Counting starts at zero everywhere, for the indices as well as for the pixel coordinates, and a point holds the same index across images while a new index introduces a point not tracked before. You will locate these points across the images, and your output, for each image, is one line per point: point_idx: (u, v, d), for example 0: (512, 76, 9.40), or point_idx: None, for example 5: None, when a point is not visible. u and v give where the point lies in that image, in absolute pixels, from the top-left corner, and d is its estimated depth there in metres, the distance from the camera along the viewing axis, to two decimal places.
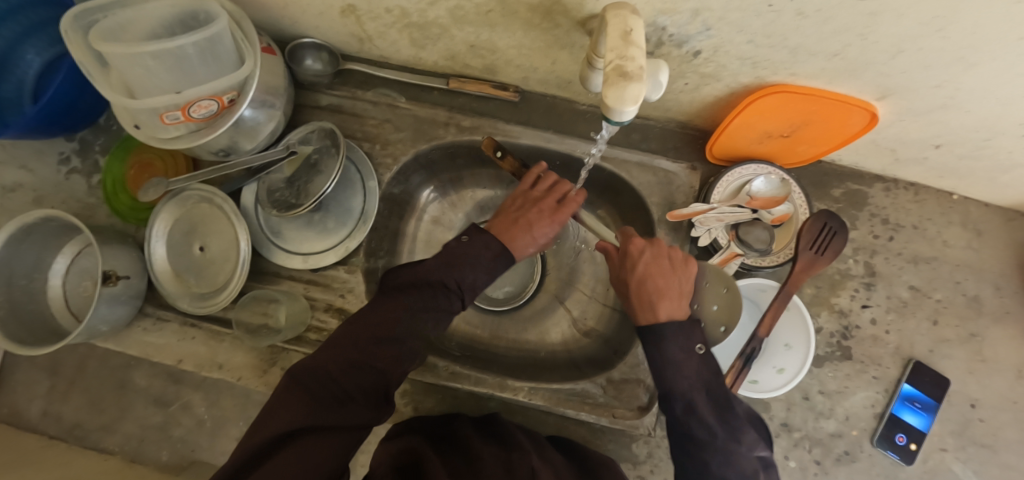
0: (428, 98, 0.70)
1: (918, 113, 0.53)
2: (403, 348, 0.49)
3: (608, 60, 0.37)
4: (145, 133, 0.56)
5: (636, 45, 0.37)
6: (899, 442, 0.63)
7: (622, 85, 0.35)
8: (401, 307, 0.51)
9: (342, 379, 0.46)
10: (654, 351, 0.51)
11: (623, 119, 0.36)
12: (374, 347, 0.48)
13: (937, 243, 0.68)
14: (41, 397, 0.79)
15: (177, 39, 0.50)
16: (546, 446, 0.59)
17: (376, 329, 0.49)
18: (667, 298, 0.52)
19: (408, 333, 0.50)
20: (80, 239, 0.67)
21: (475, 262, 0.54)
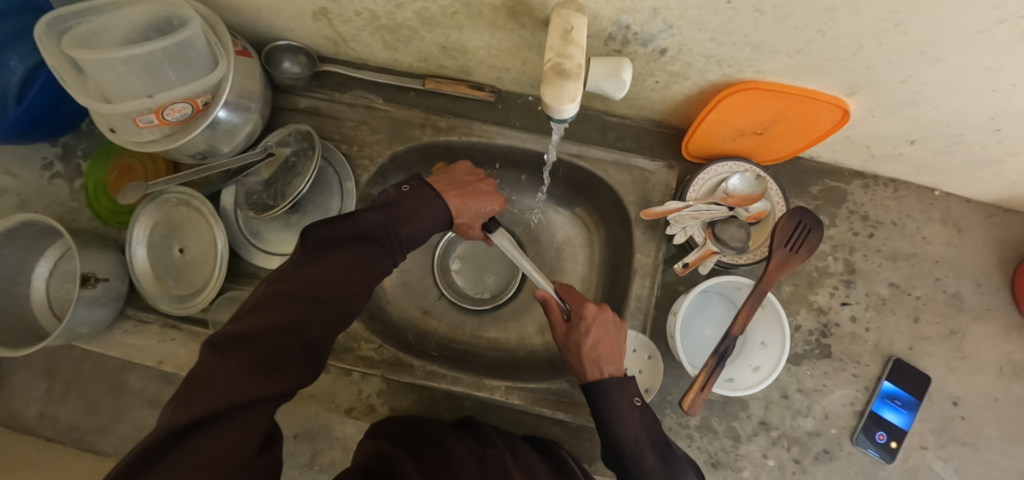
0: (404, 99, 0.70)
1: (887, 109, 0.53)
2: (335, 312, 0.48)
3: (549, 59, 0.40)
4: (121, 137, 0.57)
5: (575, 44, 0.40)
6: (880, 439, 0.63)
7: (558, 85, 0.39)
8: (345, 263, 0.49)
9: (274, 344, 0.42)
10: (600, 404, 0.52)
11: (564, 117, 0.40)
12: (316, 305, 0.46)
13: (917, 239, 0.68)
14: (33, 401, 0.79)
15: (149, 43, 0.51)
16: (520, 442, 0.60)
17: (320, 285, 0.47)
18: (610, 362, 0.54)
19: (345, 295, 0.48)
20: (62, 243, 0.68)
21: (417, 213, 0.55)
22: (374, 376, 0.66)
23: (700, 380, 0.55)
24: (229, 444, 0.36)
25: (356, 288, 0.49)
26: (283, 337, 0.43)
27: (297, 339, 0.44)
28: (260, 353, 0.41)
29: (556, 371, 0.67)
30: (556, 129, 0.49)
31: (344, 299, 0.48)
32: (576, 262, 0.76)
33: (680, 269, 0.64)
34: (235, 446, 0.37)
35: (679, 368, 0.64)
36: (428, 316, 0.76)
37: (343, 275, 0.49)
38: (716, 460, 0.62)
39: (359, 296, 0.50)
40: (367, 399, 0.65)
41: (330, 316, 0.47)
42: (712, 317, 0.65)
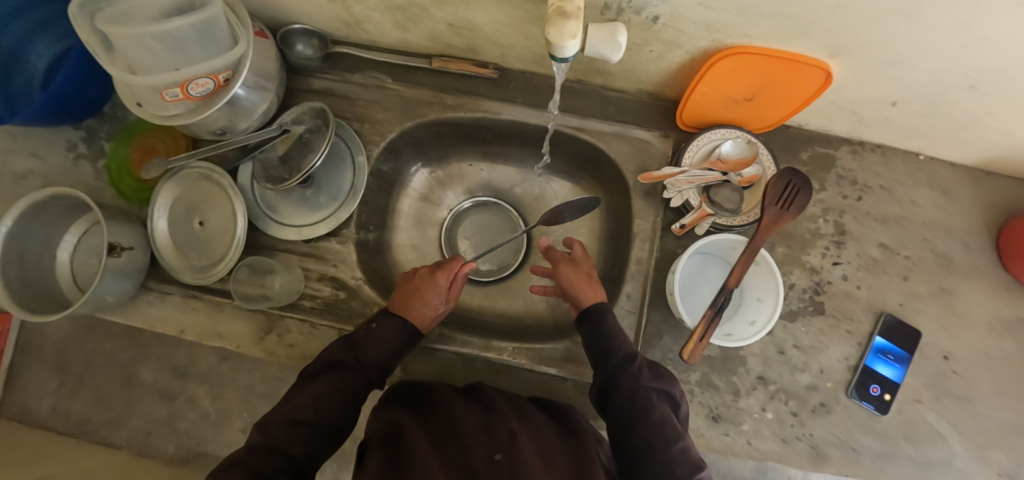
0: (413, 79, 0.73)
1: (869, 70, 0.56)
2: (320, 431, 0.52)
3: (551, 2, 0.40)
4: (148, 111, 0.60)
5: None
6: (874, 392, 0.65)
7: (561, 24, 0.39)
8: (314, 389, 0.54)
9: (259, 461, 0.47)
10: (597, 333, 0.59)
11: (566, 55, 0.41)
12: (298, 423, 0.51)
13: (906, 202, 0.71)
14: (49, 395, 0.81)
15: (175, 20, 0.54)
16: (529, 409, 0.61)
17: (298, 409, 0.52)
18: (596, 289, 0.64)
19: (323, 415, 0.53)
20: (87, 219, 0.72)
21: (381, 336, 0.59)
22: None
23: (698, 333, 0.57)
24: None
25: (337, 407, 0.54)
26: (265, 456, 0.48)
27: (284, 460, 0.48)
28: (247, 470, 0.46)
29: (563, 334, 0.70)
30: (558, 73, 0.50)
31: (320, 414, 0.53)
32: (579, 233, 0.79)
33: (676, 230, 0.67)
34: None
35: (679, 326, 0.67)
36: None
37: (321, 399, 0.53)
38: (717, 414, 0.65)
39: (341, 411, 0.54)
40: None
41: (314, 436, 0.51)
42: (710, 278, 0.68)
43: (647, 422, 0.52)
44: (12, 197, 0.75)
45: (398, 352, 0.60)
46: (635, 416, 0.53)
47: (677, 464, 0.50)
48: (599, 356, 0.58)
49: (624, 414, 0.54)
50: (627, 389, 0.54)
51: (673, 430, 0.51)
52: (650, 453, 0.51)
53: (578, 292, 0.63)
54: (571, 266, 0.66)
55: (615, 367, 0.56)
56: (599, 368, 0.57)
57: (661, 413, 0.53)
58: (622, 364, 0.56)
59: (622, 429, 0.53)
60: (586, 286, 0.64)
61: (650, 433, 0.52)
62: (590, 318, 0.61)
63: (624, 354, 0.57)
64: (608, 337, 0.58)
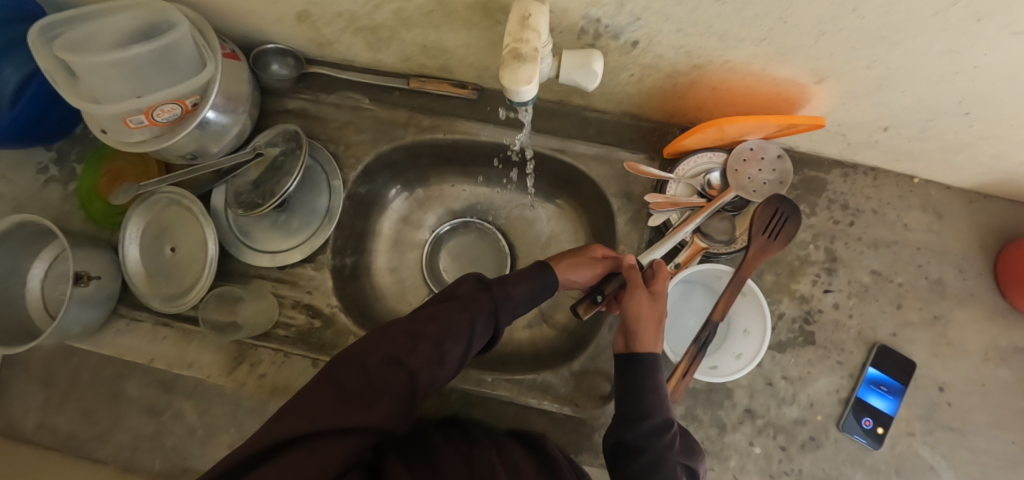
0: (390, 99, 0.71)
1: (855, 96, 0.54)
2: (436, 354, 0.52)
3: (506, 44, 0.38)
4: (113, 138, 0.58)
5: (533, 29, 0.38)
6: (866, 426, 0.63)
7: (515, 69, 0.37)
8: (441, 313, 0.55)
9: (379, 372, 0.50)
10: (629, 377, 0.53)
11: (523, 99, 0.39)
12: (415, 343, 0.52)
13: (898, 226, 0.68)
14: None
15: (133, 48, 0.52)
16: (505, 438, 0.58)
17: (421, 327, 0.53)
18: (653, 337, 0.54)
19: (447, 338, 0.53)
20: (56, 246, 0.70)
21: (524, 274, 0.60)
22: None
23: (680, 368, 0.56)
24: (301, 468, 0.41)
25: (459, 332, 0.54)
26: (384, 370, 0.50)
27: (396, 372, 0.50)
28: (363, 378, 0.49)
29: (543, 364, 0.69)
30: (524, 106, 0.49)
31: (436, 344, 0.53)
32: None
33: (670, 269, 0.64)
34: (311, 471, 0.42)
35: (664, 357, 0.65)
36: None
37: (447, 321, 0.54)
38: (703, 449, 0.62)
39: (458, 341, 0.54)
40: None
41: (432, 356, 0.52)
42: (695, 307, 0.65)
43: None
44: None
45: (532, 294, 0.60)
46: None
47: None
48: (631, 411, 0.51)
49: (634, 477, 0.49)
50: (652, 456, 0.49)
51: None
52: None
53: (635, 329, 0.54)
54: (647, 299, 0.56)
55: (646, 430, 0.50)
56: (626, 423, 0.51)
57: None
58: (655, 432, 0.50)
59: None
60: (652, 329, 0.54)
61: None
62: (636, 366, 0.53)
63: (662, 419, 0.51)
64: (647, 396, 0.51)
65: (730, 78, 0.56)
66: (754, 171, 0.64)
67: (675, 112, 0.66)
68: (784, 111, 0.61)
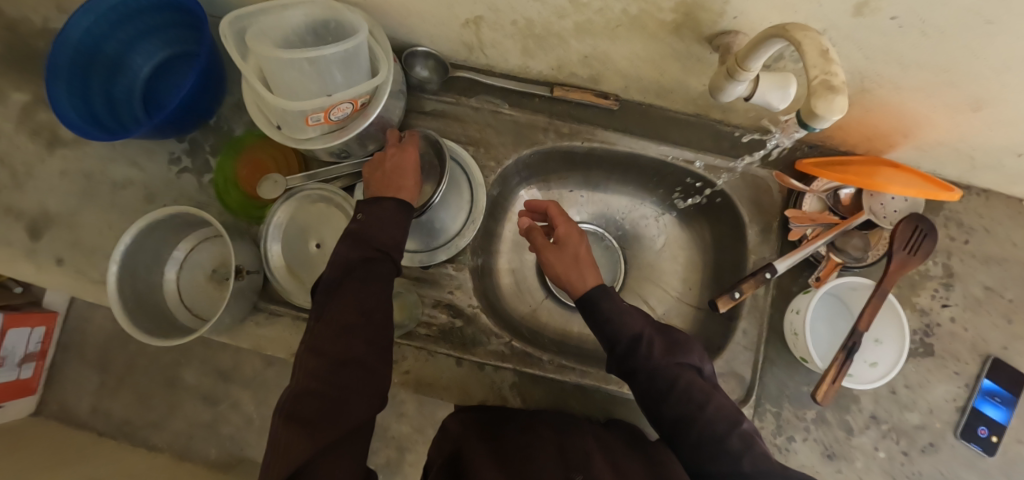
0: (529, 104, 0.72)
1: (1007, 123, 0.58)
2: (373, 329, 0.51)
3: (810, 75, 0.34)
4: (283, 133, 0.59)
5: (836, 62, 0.34)
6: (981, 434, 0.67)
7: (830, 98, 0.33)
8: (349, 298, 0.52)
9: (328, 385, 0.48)
10: (599, 323, 0.57)
11: (820, 127, 0.36)
12: (344, 336, 0.50)
13: (1009, 245, 0.72)
14: (89, 393, 1.02)
15: (324, 48, 0.53)
16: (600, 428, 0.61)
17: (341, 322, 0.51)
18: (588, 269, 0.61)
19: (372, 312, 0.52)
20: (196, 234, 0.70)
21: (394, 220, 0.57)
22: (507, 369, 0.67)
23: (831, 376, 0.59)
24: None
25: (379, 301, 0.53)
26: (337, 375, 0.49)
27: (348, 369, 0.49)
28: (318, 400, 0.47)
29: None
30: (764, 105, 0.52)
31: (366, 327, 0.51)
32: (676, 262, 0.80)
33: (812, 283, 0.65)
34: None
35: (795, 364, 0.68)
36: (536, 312, 0.78)
37: (360, 303, 0.52)
38: (831, 452, 0.66)
39: (382, 307, 0.53)
40: (500, 390, 0.67)
41: (371, 334, 0.51)
42: (827, 317, 0.68)
43: (677, 395, 0.53)
44: (111, 210, 0.73)
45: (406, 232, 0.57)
46: (661, 396, 0.53)
47: (718, 425, 0.52)
48: (617, 343, 0.56)
49: (653, 393, 0.53)
50: (646, 372, 0.54)
51: (703, 394, 0.52)
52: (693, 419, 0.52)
53: (578, 275, 0.61)
54: (555, 253, 0.63)
55: (625, 353, 0.55)
56: (627, 359, 0.55)
57: (688, 383, 0.53)
58: (633, 347, 0.55)
59: (653, 404, 0.54)
60: (575, 271, 0.61)
61: (715, 425, 0.52)
62: (596, 302, 0.58)
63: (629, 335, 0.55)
64: (614, 320, 0.56)
65: (890, 103, 0.59)
66: (887, 197, 0.68)
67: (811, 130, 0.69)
68: (921, 134, 0.64)
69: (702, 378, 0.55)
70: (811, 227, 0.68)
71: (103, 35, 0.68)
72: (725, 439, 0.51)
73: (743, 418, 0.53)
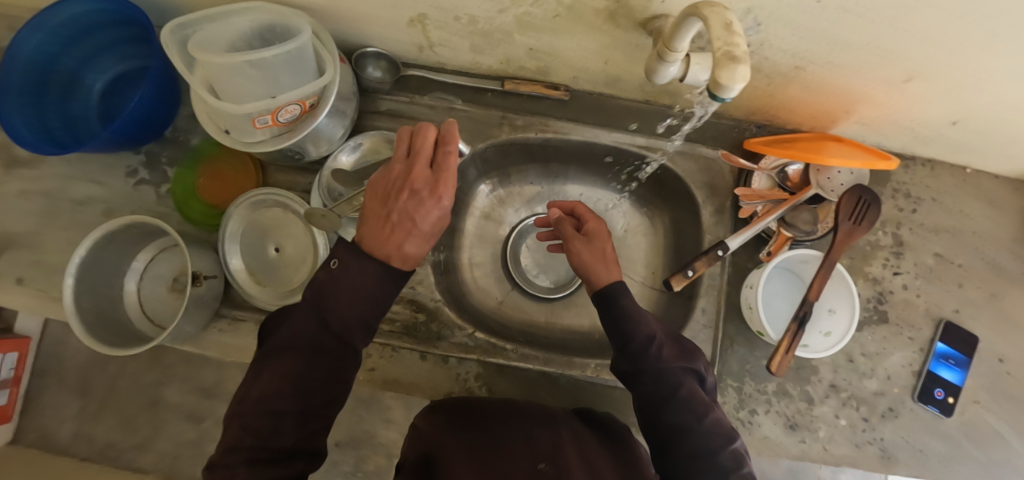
0: (483, 100, 0.74)
1: (939, 94, 0.59)
2: (319, 401, 0.47)
3: (715, 47, 0.36)
4: (233, 137, 0.60)
5: (739, 34, 0.36)
6: (938, 396, 0.69)
7: (732, 67, 0.35)
8: (301, 362, 0.46)
9: (267, 443, 0.44)
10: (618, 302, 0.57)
11: (728, 97, 0.37)
12: (292, 401, 0.45)
13: (956, 213, 0.74)
14: (71, 419, 0.91)
15: (267, 50, 0.53)
16: (574, 423, 0.61)
17: (288, 387, 0.45)
18: (608, 262, 0.60)
19: (313, 376, 0.46)
20: (155, 245, 0.70)
21: (358, 289, 0.47)
22: (472, 360, 0.68)
23: (785, 345, 0.60)
24: None
25: (323, 365, 0.47)
26: (273, 437, 0.45)
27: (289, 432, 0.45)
28: (257, 453, 0.44)
29: None
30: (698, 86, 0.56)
31: (314, 396, 0.46)
32: (639, 247, 0.81)
33: (765, 258, 0.69)
34: None
35: (754, 339, 0.69)
36: (504, 305, 0.79)
37: (312, 368, 0.46)
38: (794, 423, 0.67)
39: (332, 381, 0.48)
40: (466, 382, 0.67)
41: (315, 404, 0.47)
42: (782, 291, 0.69)
43: (677, 402, 0.54)
44: (70, 226, 0.73)
45: (379, 297, 0.49)
46: (662, 400, 0.54)
47: (713, 437, 0.53)
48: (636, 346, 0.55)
49: (656, 398, 0.54)
50: (653, 374, 0.55)
51: (705, 404, 0.54)
52: (690, 427, 0.53)
53: (600, 268, 0.60)
54: (584, 245, 0.62)
55: (635, 353, 0.55)
56: (637, 357, 0.56)
57: (691, 392, 0.54)
58: (643, 351, 0.55)
59: (654, 409, 0.54)
60: (601, 263, 0.60)
61: (706, 440, 0.53)
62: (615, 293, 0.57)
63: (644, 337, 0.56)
64: (632, 327, 0.56)
65: (825, 80, 0.60)
66: (834, 171, 0.70)
67: (758, 110, 0.70)
68: (862, 109, 0.66)
69: (703, 391, 0.56)
70: (761, 204, 0.69)
71: (55, 53, 0.68)
72: (718, 454, 0.52)
73: (735, 436, 0.54)
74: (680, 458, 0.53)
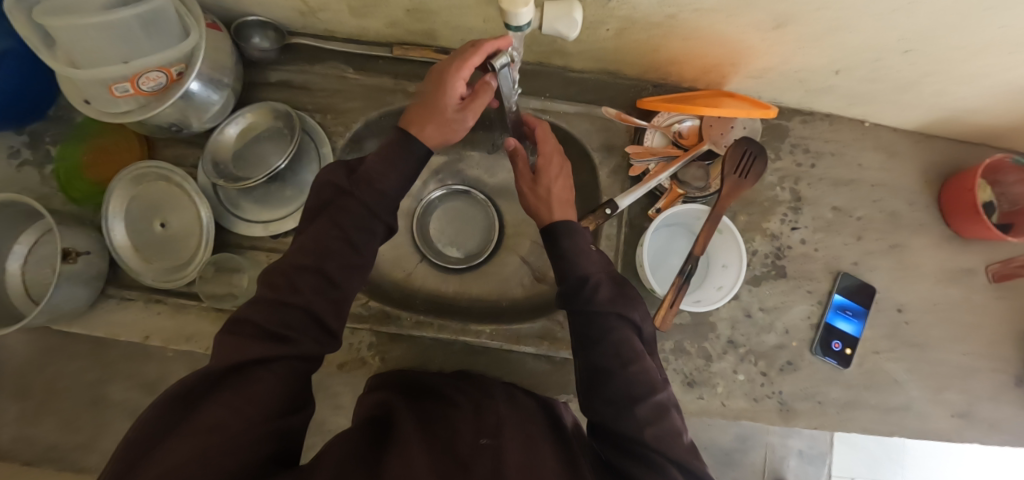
0: (375, 67, 0.72)
1: (812, 38, 0.58)
2: (329, 276, 0.50)
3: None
4: (95, 108, 0.58)
5: None
6: (835, 347, 0.69)
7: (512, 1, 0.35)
8: (325, 232, 0.51)
9: (280, 307, 0.47)
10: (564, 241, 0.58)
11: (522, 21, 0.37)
12: (310, 268, 0.49)
13: (855, 166, 0.75)
14: None
15: (118, 11, 0.52)
16: (520, 395, 0.59)
17: (309, 255, 0.50)
18: (558, 204, 0.61)
19: (327, 260, 0.50)
20: (39, 227, 0.68)
21: (397, 168, 0.54)
22: (365, 329, 0.67)
23: (668, 298, 0.60)
24: (234, 403, 0.39)
25: (338, 248, 0.51)
26: (285, 306, 0.47)
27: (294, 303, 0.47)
28: (270, 315, 0.46)
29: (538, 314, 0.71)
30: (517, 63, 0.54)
31: (334, 267, 0.50)
32: None
33: (653, 214, 0.68)
34: (242, 408, 0.39)
35: (651, 297, 0.69)
36: (411, 277, 0.78)
37: (325, 241, 0.50)
38: (692, 380, 0.67)
39: (345, 253, 0.51)
40: (358, 352, 0.66)
41: (321, 282, 0.49)
42: (678, 248, 0.70)
43: (604, 347, 0.52)
44: None
45: (398, 191, 0.54)
46: (597, 337, 0.53)
47: (634, 386, 0.51)
48: (575, 278, 0.56)
49: (586, 337, 0.54)
50: (583, 314, 0.54)
51: (631, 352, 0.51)
52: (617, 371, 0.51)
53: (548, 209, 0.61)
54: (530, 185, 0.64)
55: (572, 290, 0.55)
56: (575, 293, 0.55)
57: (619, 337, 0.52)
58: (577, 290, 0.55)
59: (587, 348, 0.54)
60: (545, 205, 0.61)
61: (635, 385, 0.51)
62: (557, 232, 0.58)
63: (578, 278, 0.56)
64: (575, 256, 0.57)
65: (700, 28, 0.59)
66: (727, 128, 0.70)
67: (650, 67, 0.70)
68: (746, 62, 0.65)
69: (636, 341, 0.53)
70: (654, 161, 0.69)
71: None
72: (637, 403, 0.50)
73: (659, 389, 0.51)
74: (606, 406, 0.51)
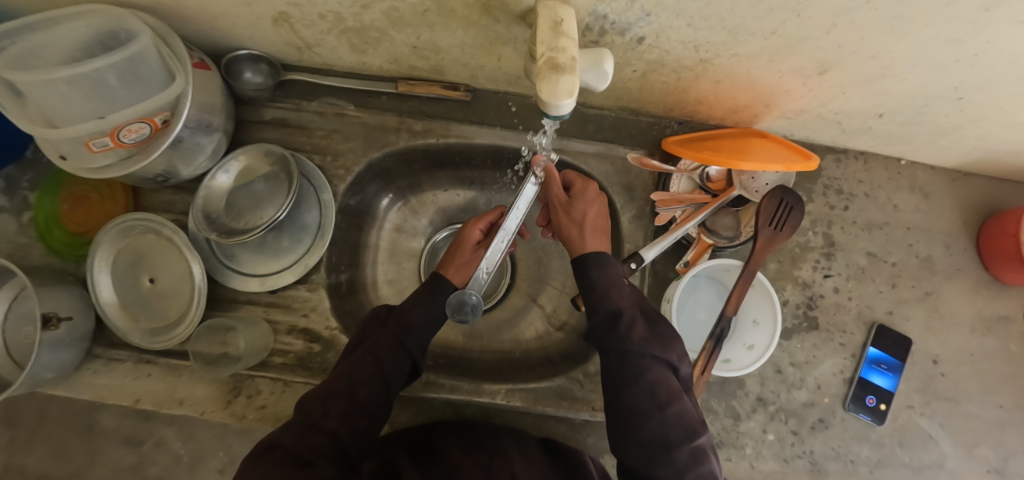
0: (376, 104, 0.67)
1: (859, 84, 0.53)
2: (359, 404, 0.50)
3: (540, 52, 0.37)
4: (73, 164, 0.52)
5: (567, 35, 0.37)
6: (870, 403, 0.65)
7: (554, 80, 0.36)
8: (359, 360, 0.52)
9: (309, 431, 0.47)
10: (593, 279, 0.53)
11: (561, 112, 0.37)
12: (341, 395, 0.50)
13: (889, 208, 0.70)
14: None
15: (91, 62, 0.46)
16: (530, 449, 0.57)
17: (341, 381, 0.51)
18: (591, 232, 0.56)
19: (357, 387, 0.51)
20: (14, 283, 0.62)
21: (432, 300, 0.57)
22: None
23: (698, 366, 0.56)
24: None
25: (370, 377, 0.51)
26: (316, 431, 0.47)
27: (321, 429, 0.48)
28: (298, 439, 0.47)
29: (555, 369, 0.67)
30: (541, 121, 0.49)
31: (363, 398, 0.50)
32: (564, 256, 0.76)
33: (681, 268, 0.64)
34: None
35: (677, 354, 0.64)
36: None
37: (357, 370, 0.52)
38: (719, 440, 0.63)
39: (376, 386, 0.51)
40: None
41: (350, 409, 0.50)
42: (703, 300, 0.65)
43: (638, 387, 0.49)
44: None
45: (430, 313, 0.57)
46: (626, 378, 0.50)
47: (671, 428, 0.48)
48: (604, 316, 0.52)
49: (616, 376, 0.51)
50: (616, 353, 0.51)
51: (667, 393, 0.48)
52: (644, 417, 0.49)
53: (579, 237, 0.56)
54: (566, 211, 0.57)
55: (602, 327, 0.52)
56: (608, 331, 0.51)
57: (654, 377, 0.49)
58: (610, 326, 0.51)
59: (615, 389, 0.51)
60: (578, 230, 0.56)
61: (671, 430, 0.48)
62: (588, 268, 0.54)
63: (609, 312, 0.52)
64: (604, 290, 0.53)
65: (735, 72, 0.54)
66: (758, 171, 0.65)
67: (675, 107, 0.65)
68: (782, 104, 0.60)
69: (672, 379, 0.50)
70: (680, 209, 0.64)
71: None
72: (674, 449, 0.47)
73: (699, 430, 0.48)
74: (632, 452, 0.49)
